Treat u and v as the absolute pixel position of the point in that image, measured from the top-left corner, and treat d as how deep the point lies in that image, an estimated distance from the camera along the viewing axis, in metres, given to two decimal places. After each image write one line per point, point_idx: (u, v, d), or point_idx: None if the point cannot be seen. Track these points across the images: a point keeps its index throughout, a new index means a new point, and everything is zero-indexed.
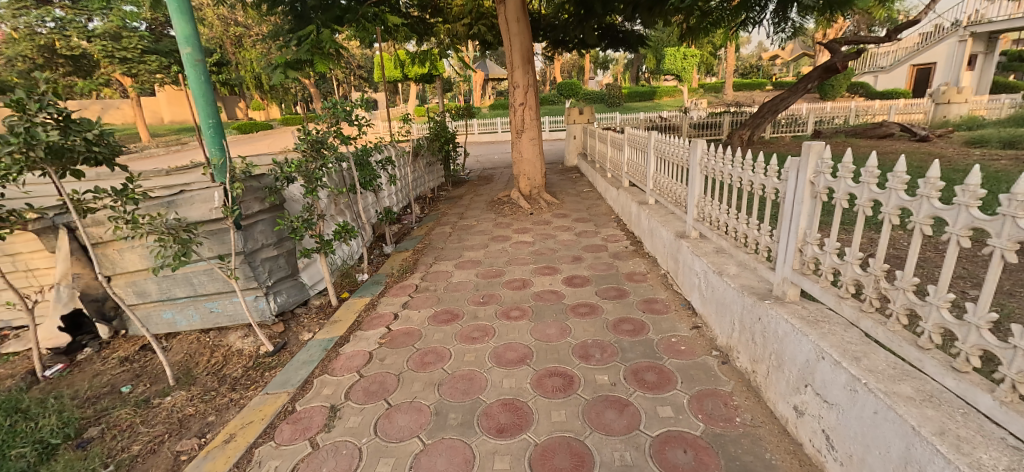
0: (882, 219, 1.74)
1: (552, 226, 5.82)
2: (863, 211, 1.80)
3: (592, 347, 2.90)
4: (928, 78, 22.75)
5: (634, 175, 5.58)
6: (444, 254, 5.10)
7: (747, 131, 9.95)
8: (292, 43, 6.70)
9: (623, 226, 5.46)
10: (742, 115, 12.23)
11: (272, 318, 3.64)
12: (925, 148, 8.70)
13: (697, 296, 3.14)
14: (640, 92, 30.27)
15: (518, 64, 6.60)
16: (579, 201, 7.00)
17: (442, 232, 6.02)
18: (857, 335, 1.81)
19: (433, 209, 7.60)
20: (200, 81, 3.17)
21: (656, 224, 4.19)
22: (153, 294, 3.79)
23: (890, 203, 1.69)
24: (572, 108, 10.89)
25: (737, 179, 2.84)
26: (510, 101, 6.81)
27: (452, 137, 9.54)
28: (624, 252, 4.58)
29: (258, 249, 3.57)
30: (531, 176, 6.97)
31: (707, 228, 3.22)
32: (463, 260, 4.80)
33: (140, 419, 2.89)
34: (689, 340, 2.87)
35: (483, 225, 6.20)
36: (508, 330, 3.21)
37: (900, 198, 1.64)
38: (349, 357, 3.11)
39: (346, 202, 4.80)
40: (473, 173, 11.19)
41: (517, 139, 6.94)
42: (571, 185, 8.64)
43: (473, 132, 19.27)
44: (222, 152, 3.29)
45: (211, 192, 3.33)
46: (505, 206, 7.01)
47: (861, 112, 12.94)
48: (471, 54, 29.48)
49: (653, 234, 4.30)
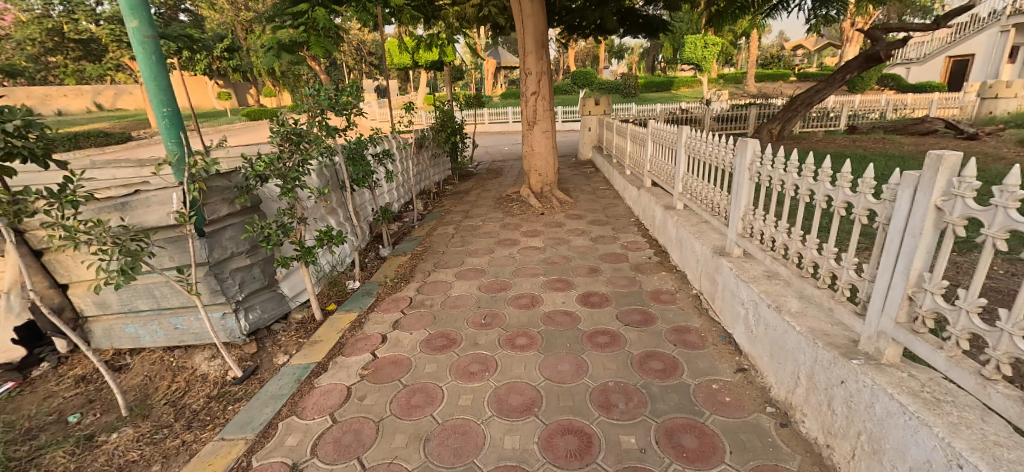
0: (987, 244, 1.40)
1: (566, 229, 5.28)
2: (995, 243, 1.37)
3: (615, 392, 2.38)
4: (964, 70, 21.68)
5: (658, 174, 5.01)
6: (445, 259, 4.59)
7: (776, 125, 9.21)
8: (287, 23, 6.17)
9: (645, 231, 4.90)
10: (770, 108, 11.47)
11: (243, 337, 3.16)
12: (976, 147, 7.97)
13: (743, 330, 2.61)
14: (657, 83, 29.37)
15: (530, 50, 6.00)
16: (594, 200, 6.45)
17: (444, 233, 5.52)
18: (1001, 429, 1.35)
19: (437, 205, 7.09)
20: (149, 60, 2.63)
21: (687, 234, 3.64)
22: (113, 306, 3.33)
23: (995, 224, 1.36)
24: (588, 98, 10.30)
25: (804, 191, 2.27)
26: (521, 90, 6.23)
27: (460, 127, 8.99)
28: (647, 264, 4.03)
29: (226, 258, 3.08)
30: (542, 171, 6.42)
31: (755, 248, 2.68)
32: (465, 268, 4.28)
33: (76, 465, 2.43)
34: (735, 390, 2.34)
35: (490, 224, 5.69)
36: (513, 364, 2.71)
37: (1007, 218, 1.32)
38: (324, 393, 2.62)
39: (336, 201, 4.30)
40: (481, 166, 10.64)
41: (528, 131, 6.37)
42: (586, 181, 8.07)
43: (483, 122, 18.71)
44: (180, 145, 2.80)
45: (169, 193, 2.84)
46: (514, 203, 6.48)
47: (897, 106, 12.14)
48: (484, 40, 28.76)
49: (682, 246, 3.75)
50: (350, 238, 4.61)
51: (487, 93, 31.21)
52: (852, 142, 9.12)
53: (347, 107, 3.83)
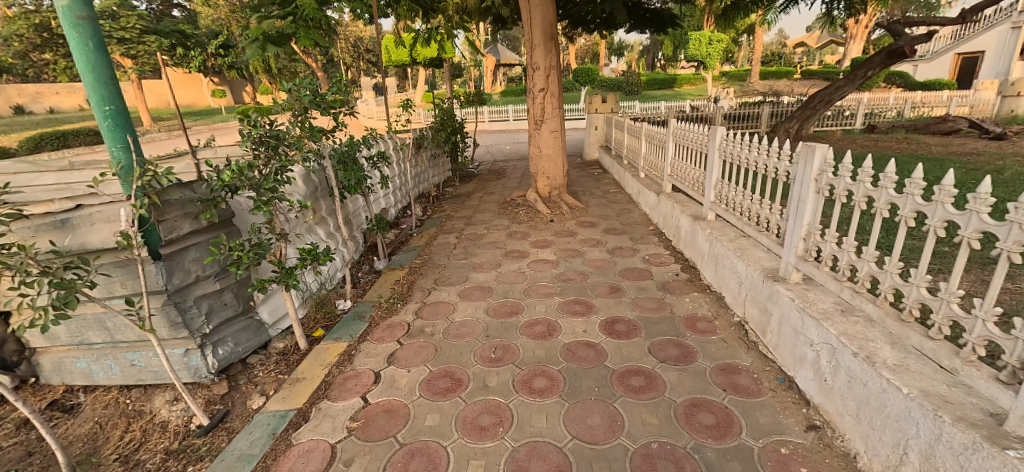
0: None
1: (579, 238, 4.80)
2: None
3: (660, 459, 1.94)
4: (974, 68, 21.27)
5: (681, 179, 4.55)
6: (446, 274, 4.12)
7: (794, 124, 8.75)
8: (274, 12, 5.69)
9: (667, 242, 4.43)
10: (783, 105, 11.02)
11: (211, 376, 2.69)
12: (1008, 148, 7.53)
13: (811, 377, 2.17)
14: (659, 80, 28.90)
15: (538, 42, 5.52)
16: (607, 205, 5.98)
17: (445, 242, 5.05)
18: None
19: (437, 211, 6.62)
20: (84, 48, 2.14)
21: (725, 250, 3.19)
22: (62, 337, 2.85)
23: None
24: (595, 96, 9.82)
25: (906, 211, 1.81)
26: (527, 86, 5.76)
27: (460, 126, 8.50)
28: (676, 283, 3.56)
29: (189, 284, 2.60)
30: (551, 174, 5.95)
31: (826, 277, 2.23)
32: (469, 286, 3.81)
33: None
34: (812, 458, 1.89)
35: (495, 232, 5.22)
36: (531, 415, 2.25)
37: None
38: (302, 454, 2.17)
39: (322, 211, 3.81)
40: (483, 167, 10.15)
41: (535, 131, 5.90)
42: (594, 183, 7.60)
43: (483, 120, 18.24)
44: (128, 152, 2.32)
45: (117, 208, 2.37)
46: (520, 208, 6.01)
47: (916, 105, 11.69)
48: (484, 37, 28.24)
49: (718, 264, 3.30)
50: (340, 251, 4.14)
51: (487, 91, 30.67)
52: (874, 142, 8.66)
53: (336, 105, 3.35)
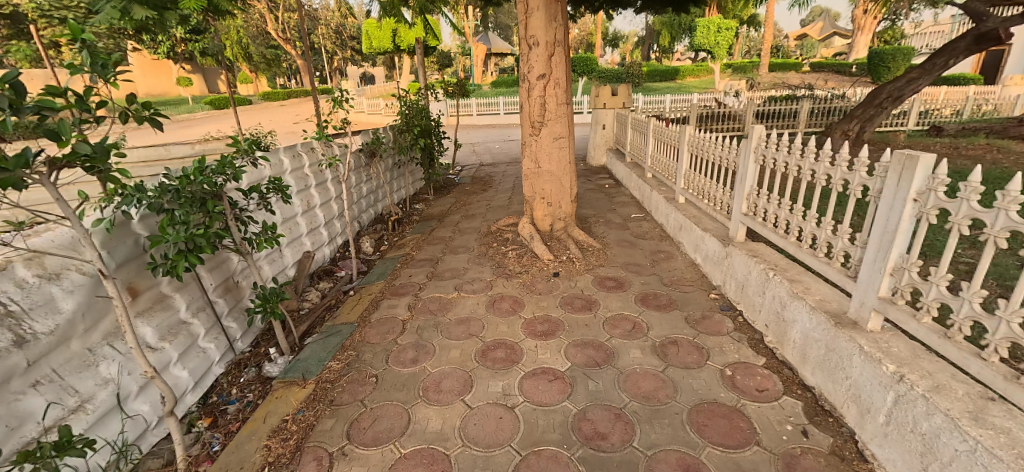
0: None
1: (601, 317, 2.98)
2: None
3: None
4: (999, 61, 19.50)
5: (776, 227, 2.73)
6: (373, 408, 2.30)
7: (852, 126, 6.99)
8: None
9: (751, 335, 2.66)
10: (824, 101, 9.23)
11: None
12: None
13: None
14: (659, 71, 27.08)
15: (538, 3, 3.64)
16: (633, 243, 4.21)
17: (390, 314, 3.21)
18: None
19: (395, 244, 4.79)
20: None
21: (968, 444, 1.44)
22: None
23: None
24: (603, 87, 7.92)
25: None
26: (520, 70, 3.92)
27: (434, 124, 6.63)
28: (814, 465, 1.80)
29: None
30: (553, 199, 4.14)
31: None
32: (407, 453, 2.01)
33: None
34: None
35: (469, 294, 3.39)
36: None
37: None
38: None
39: (89, 317, 2.00)
40: (465, 173, 8.23)
41: (530, 137, 4.05)
42: (606, 202, 5.78)
43: (470, 113, 16.35)
44: None
45: None
46: (510, 246, 4.22)
47: (975, 103, 9.90)
48: (473, 22, 26.06)
49: (938, 461, 1.54)
50: (169, 370, 2.34)
51: (475, 82, 28.51)
52: (952, 151, 6.84)
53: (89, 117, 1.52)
